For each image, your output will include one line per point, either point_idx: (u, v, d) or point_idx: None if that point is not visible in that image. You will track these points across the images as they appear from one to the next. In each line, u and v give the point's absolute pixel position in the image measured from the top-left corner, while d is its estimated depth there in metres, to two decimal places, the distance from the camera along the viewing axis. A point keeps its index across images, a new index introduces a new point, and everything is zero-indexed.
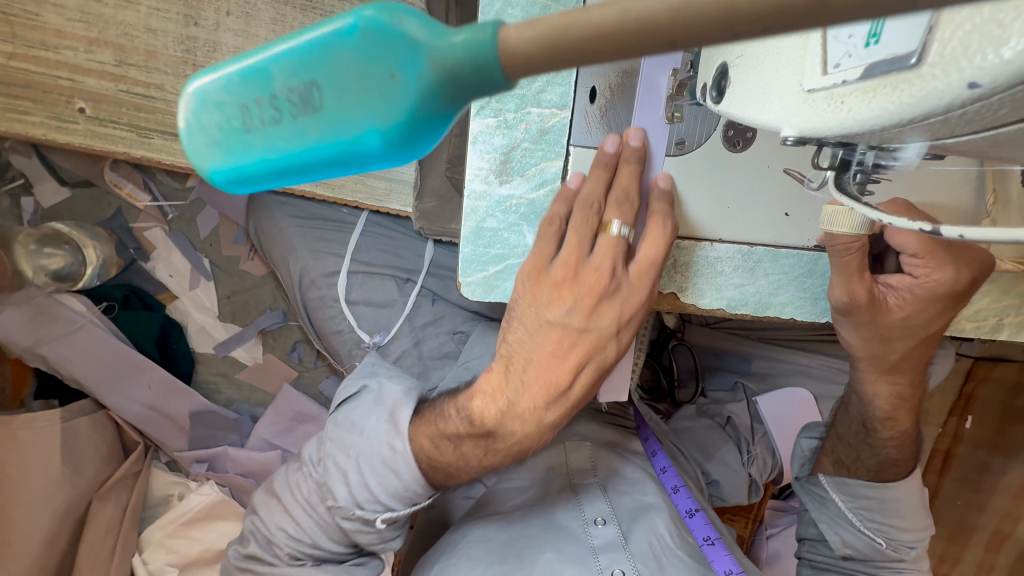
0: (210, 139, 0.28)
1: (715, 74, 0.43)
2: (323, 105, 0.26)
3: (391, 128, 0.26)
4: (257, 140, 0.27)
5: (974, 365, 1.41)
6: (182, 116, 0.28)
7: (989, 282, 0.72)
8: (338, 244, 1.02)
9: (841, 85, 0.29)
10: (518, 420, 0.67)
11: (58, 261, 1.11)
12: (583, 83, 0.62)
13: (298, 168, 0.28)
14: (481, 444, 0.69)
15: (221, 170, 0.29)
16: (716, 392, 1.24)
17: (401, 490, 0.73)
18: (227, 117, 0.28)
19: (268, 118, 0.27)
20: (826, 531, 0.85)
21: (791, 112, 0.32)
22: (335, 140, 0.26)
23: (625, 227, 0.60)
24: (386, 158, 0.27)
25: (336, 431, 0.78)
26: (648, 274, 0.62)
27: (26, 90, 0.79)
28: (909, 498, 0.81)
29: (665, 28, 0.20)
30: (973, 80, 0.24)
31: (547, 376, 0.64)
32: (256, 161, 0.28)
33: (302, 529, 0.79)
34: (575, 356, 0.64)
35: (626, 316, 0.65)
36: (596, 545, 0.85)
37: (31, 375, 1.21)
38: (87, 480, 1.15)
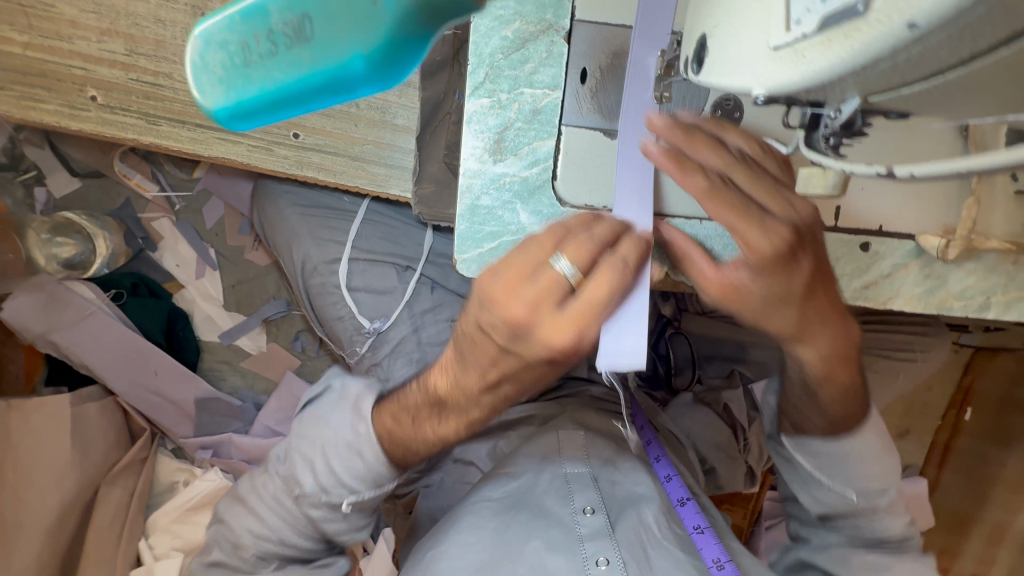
0: (216, 77, 0.34)
1: (694, 47, 0.45)
2: (313, 35, 0.32)
3: (373, 51, 0.32)
4: (257, 73, 0.34)
5: (973, 356, 1.43)
6: (192, 56, 0.34)
7: (975, 260, 0.73)
8: (339, 231, 1.05)
9: (802, 39, 0.30)
10: (460, 395, 0.65)
11: (69, 249, 1.16)
12: (575, 65, 0.64)
13: (295, 96, 0.34)
14: (435, 412, 0.69)
15: (226, 106, 0.35)
16: (712, 380, 1.26)
17: (367, 471, 0.74)
18: (230, 54, 0.34)
19: (267, 51, 0.33)
20: (800, 492, 0.84)
21: (760, 72, 0.34)
22: (326, 66, 0.33)
23: (570, 265, 0.52)
24: (369, 80, 0.34)
25: (303, 429, 0.80)
26: (582, 320, 0.51)
27: (42, 79, 0.83)
28: (870, 445, 0.78)
29: None
30: (911, 19, 0.24)
31: (476, 371, 0.61)
32: (258, 92, 0.34)
33: (268, 526, 0.80)
34: (500, 369, 0.59)
35: (549, 351, 0.53)
36: (584, 532, 0.85)
37: (42, 362, 1.24)
38: (95, 464, 1.19)
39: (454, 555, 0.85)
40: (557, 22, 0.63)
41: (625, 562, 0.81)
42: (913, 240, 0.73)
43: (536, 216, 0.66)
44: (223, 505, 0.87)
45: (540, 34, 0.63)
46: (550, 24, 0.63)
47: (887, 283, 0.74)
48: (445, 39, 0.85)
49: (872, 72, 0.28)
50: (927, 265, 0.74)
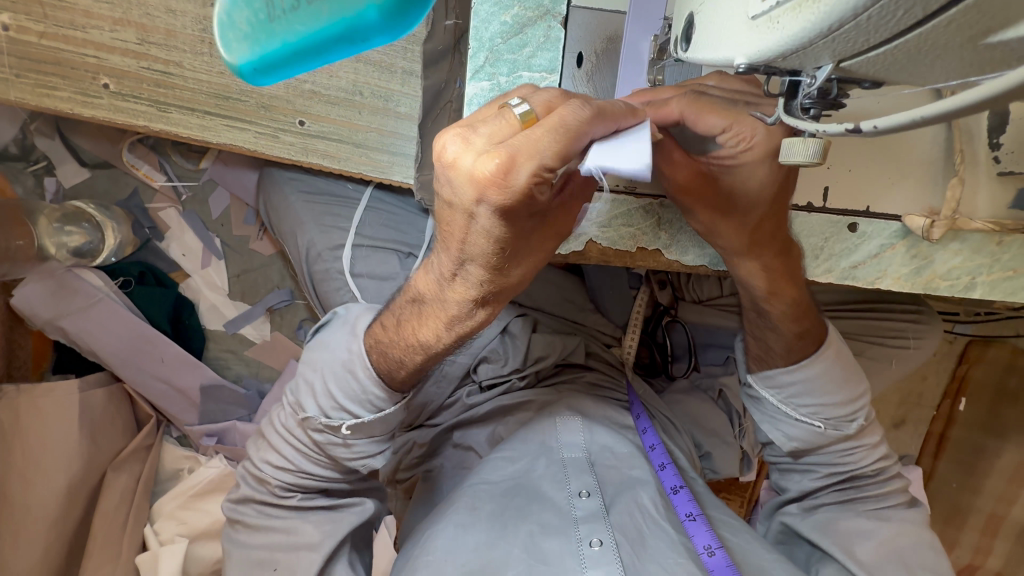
0: (243, 30, 0.43)
1: (684, 25, 0.47)
2: None
3: (383, 4, 0.41)
4: (282, 26, 0.43)
5: (967, 346, 1.44)
6: (223, 12, 0.43)
7: (961, 241, 0.76)
8: (343, 218, 1.07)
9: (776, 7, 0.32)
10: (431, 283, 0.62)
11: (78, 239, 1.18)
12: (572, 49, 0.67)
13: (311, 47, 0.44)
14: (416, 309, 0.67)
15: (252, 57, 0.44)
16: (709, 366, 1.29)
17: (362, 392, 0.74)
18: (255, 11, 0.43)
19: (289, 7, 0.42)
20: (769, 430, 0.87)
21: (741, 40, 0.36)
22: (340, 19, 0.42)
23: (521, 104, 0.49)
24: (382, 30, 0.43)
25: (308, 351, 0.82)
26: (522, 151, 0.46)
27: (56, 67, 0.85)
28: (832, 370, 0.82)
29: None
30: None
31: (443, 246, 0.57)
32: (281, 41, 0.43)
33: (285, 457, 0.81)
34: (451, 236, 0.54)
35: (477, 187, 0.48)
36: (579, 515, 0.88)
37: (51, 349, 1.27)
38: (102, 450, 1.21)
39: (449, 534, 0.85)
40: (554, 8, 0.65)
41: (618, 543, 0.83)
42: (899, 220, 0.75)
43: None
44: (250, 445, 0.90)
45: (538, 19, 0.66)
46: (547, 9, 0.65)
47: (873, 263, 0.77)
48: (446, 29, 0.86)
49: (838, 35, 0.31)
50: (913, 246, 0.76)
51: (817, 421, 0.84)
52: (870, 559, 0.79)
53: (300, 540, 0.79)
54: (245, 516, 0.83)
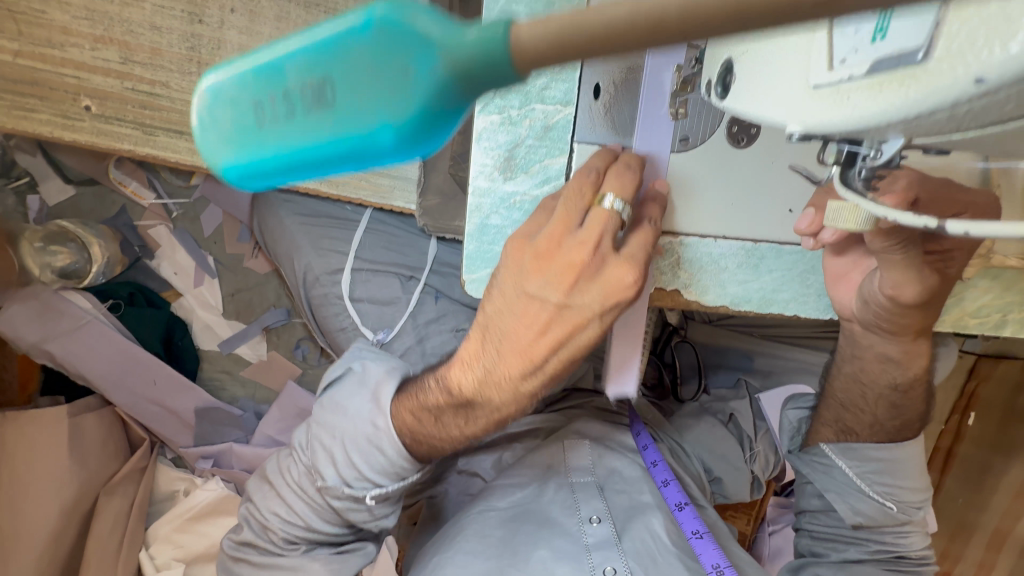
0: (223, 134, 0.28)
1: (720, 70, 0.43)
2: (335, 102, 0.25)
3: (402, 123, 0.24)
4: (269, 135, 0.27)
5: (977, 363, 1.38)
6: (199, 110, 0.28)
7: (992, 279, 0.72)
8: (342, 241, 1.03)
9: (848, 81, 0.29)
10: (495, 389, 0.63)
11: (64, 258, 1.13)
12: (588, 79, 0.62)
13: (308, 166, 0.27)
14: (461, 413, 0.67)
15: (234, 166, 0.28)
16: (719, 390, 1.25)
17: (388, 466, 0.73)
18: (241, 114, 0.27)
19: (281, 114, 0.26)
20: (834, 501, 0.82)
21: (796, 107, 0.33)
22: (348, 136, 0.25)
23: (620, 202, 0.55)
24: (399, 155, 0.26)
25: (322, 414, 0.78)
26: (636, 261, 0.56)
27: (34, 87, 0.80)
28: (917, 457, 0.79)
29: (675, 21, 0.18)
30: (979, 74, 0.23)
31: (523, 349, 0.59)
32: (268, 156, 0.27)
33: (294, 512, 0.79)
34: (553, 334, 0.58)
35: (609, 295, 0.56)
36: (590, 543, 0.86)
37: (39, 371, 1.22)
38: (94, 475, 1.17)
39: (458, 564, 0.83)
40: None
41: (631, 570, 0.82)
42: None
43: None
44: (251, 484, 0.87)
45: None
46: None
47: None
48: None
49: (924, 121, 0.27)
50: None
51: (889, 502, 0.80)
52: None
53: None
54: (247, 558, 0.81)
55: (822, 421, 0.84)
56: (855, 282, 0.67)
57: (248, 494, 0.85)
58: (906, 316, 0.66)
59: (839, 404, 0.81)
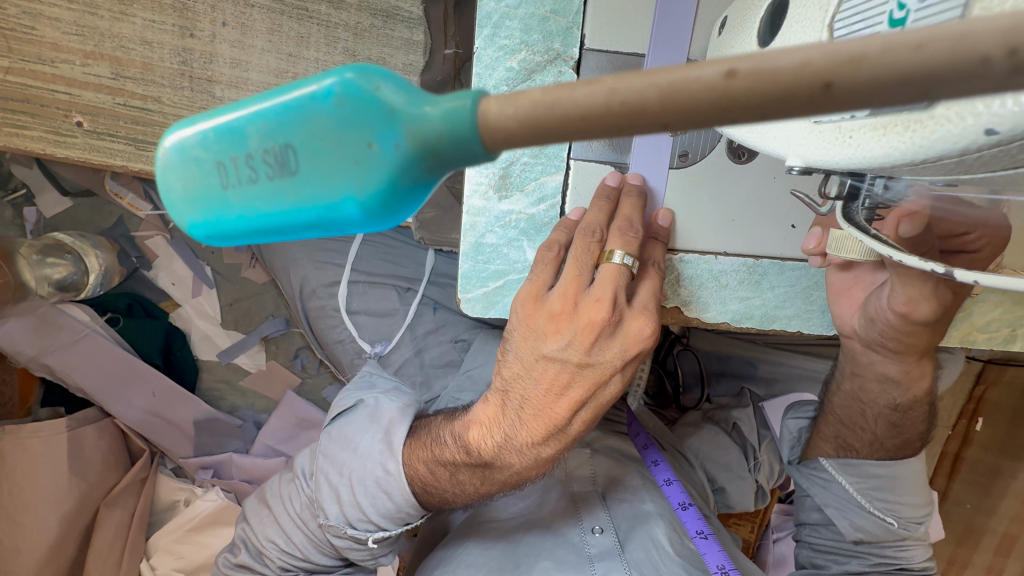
0: (187, 195, 0.29)
1: None
2: (299, 168, 0.26)
3: (369, 198, 0.26)
4: (233, 198, 0.28)
5: (985, 368, 1.35)
6: (161, 169, 0.29)
7: (1001, 293, 0.71)
8: (339, 254, 1.02)
9: (850, 120, 0.30)
10: (516, 454, 0.63)
11: (62, 271, 1.09)
12: None
13: (276, 228, 0.28)
14: (479, 472, 0.67)
15: (200, 224, 0.29)
16: (720, 399, 1.23)
17: (395, 511, 0.72)
18: (204, 172, 0.28)
19: (246, 178, 0.27)
20: (835, 516, 0.80)
21: (798, 144, 0.34)
22: (313, 205, 0.27)
23: (629, 258, 0.55)
24: (365, 225, 0.27)
25: (329, 446, 0.77)
26: (649, 313, 0.57)
27: (25, 104, 0.79)
28: (917, 473, 0.77)
29: (654, 110, 0.20)
30: (990, 127, 0.25)
31: (544, 412, 0.59)
32: (234, 217, 0.28)
33: (293, 542, 0.78)
34: (573, 394, 0.59)
35: (625, 347, 0.57)
36: (593, 553, 0.85)
37: (37, 384, 1.21)
38: (94, 487, 1.16)
39: None
40: (565, 51, 0.59)
41: None
42: None
43: None
44: (248, 505, 0.86)
45: (548, 63, 0.60)
46: (558, 53, 0.59)
47: None
48: (445, 59, 0.82)
49: (933, 164, 0.29)
50: None
51: (889, 518, 0.78)
52: None
53: None
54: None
55: (822, 435, 0.82)
56: (857, 298, 0.66)
57: (246, 516, 0.85)
58: (912, 334, 0.64)
59: (837, 421, 0.79)
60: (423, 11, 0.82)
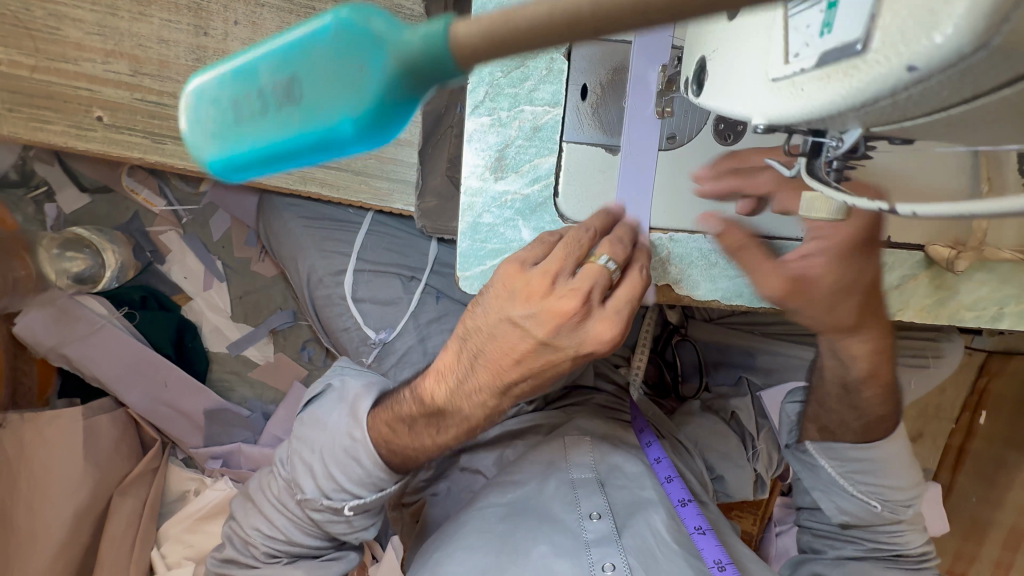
0: (206, 133, 0.30)
1: (694, 68, 0.44)
2: (304, 97, 0.28)
3: (363, 116, 0.27)
4: (247, 132, 0.29)
5: (988, 359, 1.40)
6: (185, 111, 0.30)
7: (987, 271, 0.72)
8: (344, 243, 1.06)
9: (801, 73, 0.29)
10: (464, 401, 0.65)
11: (79, 264, 1.16)
12: (576, 82, 0.64)
13: (285, 159, 0.30)
14: (433, 423, 0.69)
15: (220, 160, 0.31)
16: (719, 387, 1.25)
17: (365, 476, 0.74)
18: (221, 112, 0.30)
19: (257, 110, 0.29)
20: (821, 499, 0.83)
21: (759, 104, 0.33)
22: (314, 129, 0.28)
23: (612, 263, 0.57)
24: (361, 144, 0.29)
25: (302, 430, 0.80)
26: (620, 314, 0.57)
27: (48, 100, 0.84)
28: (899, 454, 0.79)
29: (588, 18, 0.22)
30: (909, 63, 0.24)
31: (494, 368, 0.61)
32: (246, 152, 0.30)
33: (276, 526, 0.80)
34: (526, 365, 0.60)
35: (583, 342, 0.58)
36: (590, 539, 0.85)
37: (55, 374, 1.25)
38: (108, 475, 1.19)
39: (459, 560, 0.83)
40: None
41: (631, 569, 0.81)
42: (923, 250, 0.71)
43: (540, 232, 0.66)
44: (236, 503, 0.89)
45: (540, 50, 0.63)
46: None
47: (897, 294, 0.72)
48: None
49: (871, 109, 0.28)
50: (937, 276, 0.72)
51: (874, 500, 0.80)
52: None
53: None
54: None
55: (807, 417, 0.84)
56: None
57: (234, 513, 0.86)
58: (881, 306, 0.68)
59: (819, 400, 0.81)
60: (423, 8, 0.86)
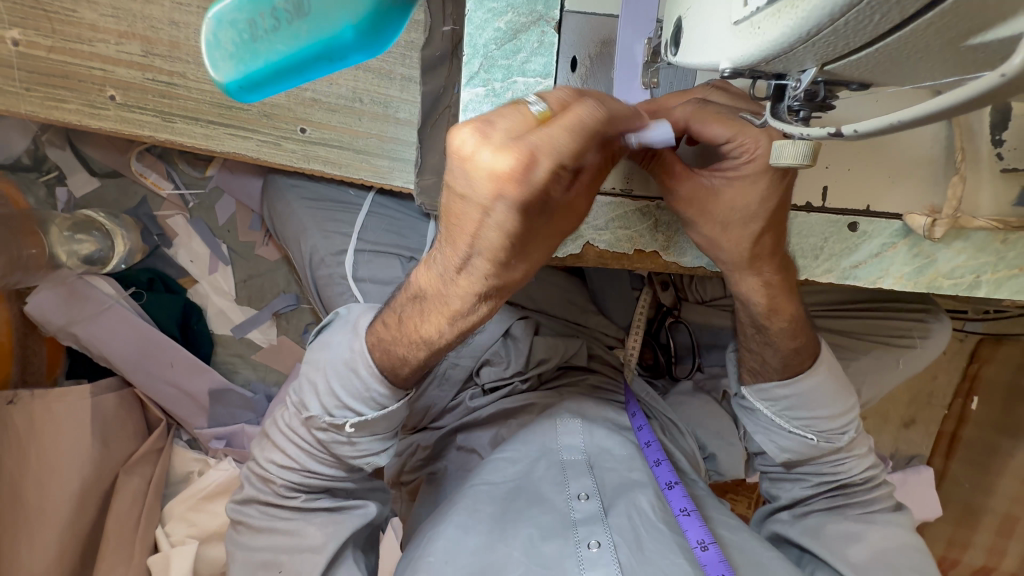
0: (228, 52, 0.41)
1: (673, 30, 0.47)
2: (309, 10, 0.39)
3: (359, 21, 0.39)
4: (263, 46, 0.41)
5: (979, 345, 1.40)
6: (207, 32, 0.41)
7: (964, 239, 0.75)
8: (345, 224, 1.09)
9: (756, 13, 0.32)
10: (432, 272, 0.61)
11: (89, 246, 1.21)
12: (566, 54, 0.67)
13: (295, 67, 0.42)
14: (418, 304, 0.66)
15: (237, 76, 0.42)
16: (712, 368, 1.28)
17: (365, 389, 0.75)
18: (239, 31, 0.41)
19: (270, 26, 0.40)
20: (763, 441, 0.87)
21: (724, 48, 0.36)
22: (320, 37, 0.40)
23: (539, 101, 0.48)
24: (359, 49, 0.41)
25: (309, 353, 0.82)
26: (543, 154, 0.45)
27: (64, 80, 0.88)
28: (826, 386, 0.81)
29: None
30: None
31: (442, 230, 0.55)
32: (263, 63, 0.41)
33: (289, 456, 0.81)
34: (457, 223, 0.52)
35: (496, 184, 0.46)
36: (578, 518, 0.86)
37: (64, 354, 1.28)
38: (114, 453, 1.22)
39: (450, 536, 0.84)
40: (547, 13, 0.67)
41: (616, 545, 0.82)
42: (901, 220, 0.74)
43: None
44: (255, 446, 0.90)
45: (532, 23, 0.67)
46: (541, 14, 0.67)
47: (875, 263, 0.76)
48: (443, 34, 0.87)
49: (817, 40, 0.31)
50: (914, 245, 0.75)
51: (810, 433, 0.83)
52: (861, 560, 0.80)
53: (304, 542, 0.79)
54: (249, 517, 0.83)
55: None
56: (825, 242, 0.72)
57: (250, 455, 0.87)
58: None
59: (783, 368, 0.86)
60: None
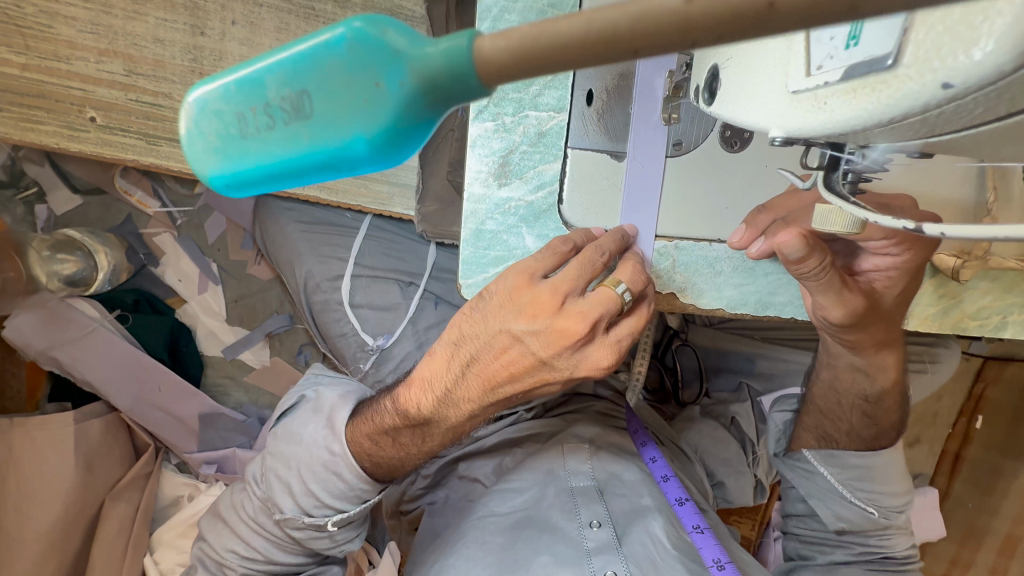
0: (209, 144, 0.31)
1: (706, 78, 0.43)
2: (312, 113, 0.28)
3: (376, 135, 0.28)
4: (253, 146, 0.30)
5: (984, 366, 1.38)
6: (184, 123, 0.31)
7: (991, 280, 0.72)
8: (342, 248, 1.04)
9: (824, 86, 0.30)
10: (452, 409, 0.65)
11: (70, 266, 1.14)
12: (582, 86, 0.63)
13: (291, 172, 0.31)
14: (418, 432, 0.70)
15: (220, 174, 0.32)
16: (720, 393, 1.24)
17: (348, 490, 0.75)
18: (225, 124, 0.30)
19: (262, 126, 0.29)
20: (818, 506, 0.86)
21: (777, 115, 0.33)
22: (324, 146, 0.29)
23: (627, 292, 0.57)
24: (373, 161, 0.29)
25: (277, 444, 0.80)
26: (615, 350, 0.58)
27: (41, 100, 0.82)
28: (893, 463, 0.83)
29: (624, 35, 0.21)
30: (946, 79, 0.24)
31: (486, 376, 0.61)
32: (252, 165, 0.31)
33: (253, 548, 0.81)
34: (522, 380, 0.61)
35: (588, 370, 0.59)
36: (591, 548, 0.83)
37: (46, 378, 1.23)
38: (100, 480, 1.15)
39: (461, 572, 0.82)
40: None
41: None
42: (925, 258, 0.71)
43: (542, 240, 0.66)
44: (205, 525, 0.88)
45: None
46: None
47: None
48: None
49: (900, 125, 0.28)
50: (941, 285, 0.72)
51: (870, 507, 0.84)
52: None
53: None
54: None
55: (804, 426, 0.87)
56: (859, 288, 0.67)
57: (206, 535, 0.87)
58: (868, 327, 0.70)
59: (818, 410, 0.85)
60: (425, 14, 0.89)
